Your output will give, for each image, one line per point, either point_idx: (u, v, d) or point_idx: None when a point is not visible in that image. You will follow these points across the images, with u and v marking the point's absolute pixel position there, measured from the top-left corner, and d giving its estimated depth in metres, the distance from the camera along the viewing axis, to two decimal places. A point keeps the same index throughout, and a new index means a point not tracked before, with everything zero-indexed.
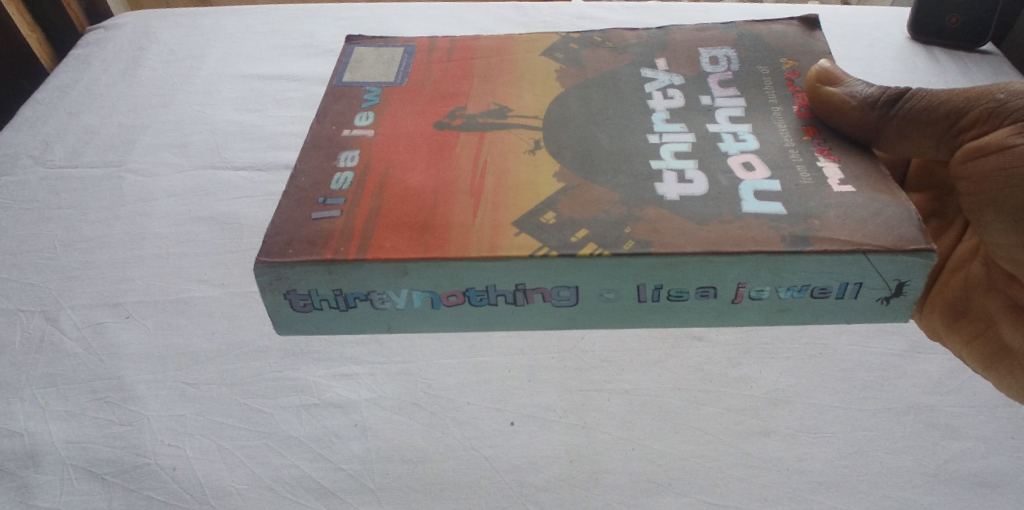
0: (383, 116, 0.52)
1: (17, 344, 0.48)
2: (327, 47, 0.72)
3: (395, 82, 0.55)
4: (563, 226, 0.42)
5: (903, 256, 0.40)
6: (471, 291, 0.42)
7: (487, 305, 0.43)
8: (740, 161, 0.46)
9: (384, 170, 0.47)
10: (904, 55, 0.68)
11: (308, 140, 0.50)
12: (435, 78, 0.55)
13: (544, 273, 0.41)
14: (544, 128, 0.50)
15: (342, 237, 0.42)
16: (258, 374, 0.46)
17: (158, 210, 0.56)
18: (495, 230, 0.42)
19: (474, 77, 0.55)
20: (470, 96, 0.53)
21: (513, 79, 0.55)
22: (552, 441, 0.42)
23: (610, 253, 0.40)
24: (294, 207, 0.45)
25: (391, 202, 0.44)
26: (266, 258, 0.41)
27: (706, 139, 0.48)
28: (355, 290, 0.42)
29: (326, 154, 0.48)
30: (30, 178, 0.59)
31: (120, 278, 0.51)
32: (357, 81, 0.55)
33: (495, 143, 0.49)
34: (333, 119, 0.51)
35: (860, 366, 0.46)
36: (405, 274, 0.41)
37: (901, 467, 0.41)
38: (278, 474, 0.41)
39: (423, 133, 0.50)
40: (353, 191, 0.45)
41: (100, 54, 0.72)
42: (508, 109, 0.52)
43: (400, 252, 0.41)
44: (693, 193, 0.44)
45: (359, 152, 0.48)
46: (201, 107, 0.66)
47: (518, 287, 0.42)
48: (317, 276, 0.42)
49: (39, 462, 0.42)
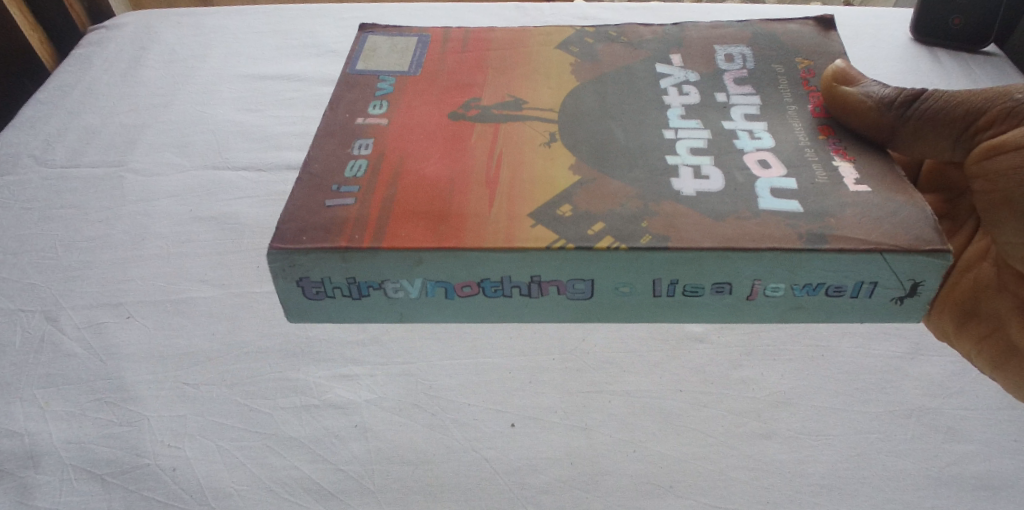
0: (397, 106, 0.52)
1: (17, 343, 0.47)
2: (329, 47, 0.72)
3: (409, 72, 0.55)
4: (580, 219, 0.42)
5: (919, 256, 0.40)
6: (486, 282, 0.42)
7: (501, 296, 0.43)
8: (755, 160, 0.46)
9: (398, 159, 0.47)
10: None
11: (321, 129, 0.49)
12: (450, 68, 0.55)
13: (560, 265, 0.41)
14: (559, 121, 0.50)
15: (357, 225, 0.42)
16: (258, 375, 0.46)
17: (160, 210, 0.56)
18: (511, 221, 0.42)
19: (489, 69, 0.55)
20: (486, 87, 0.53)
21: (529, 72, 0.55)
22: (553, 443, 0.42)
23: (627, 247, 0.40)
24: (308, 193, 0.45)
25: (406, 190, 0.44)
26: (280, 244, 0.41)
27: (719, 136, 0.48)
28: (368, 279, 0.42)
29: (340, 142, 0.48)
30: (31, 178, 0.59)
31: (121, 279, 0.51)
32: (371, 71, 0.55)
33: (511, 134, 0.49)
34: (347, 108, 0.51)
35: (862, 368, 0.45)
36: (416, 262, 0.41)
37: (901, 471, 0.41)
38: (278, 475, 0.41)
39: (435, 123, 0.50)
40: (367, 179, 0.45)
41: (101, 54, 0.72)
42: (523, 101, 0.52)
43: (415, 241, 0.41)
44: (707, 189, 0.44)
45: (373, 141, 0.48)
46: (202, 107, 0.66)
47: (533, 279, 0.42)
48: (331, 264, 0.41)
49: (39, 463, 0.42)
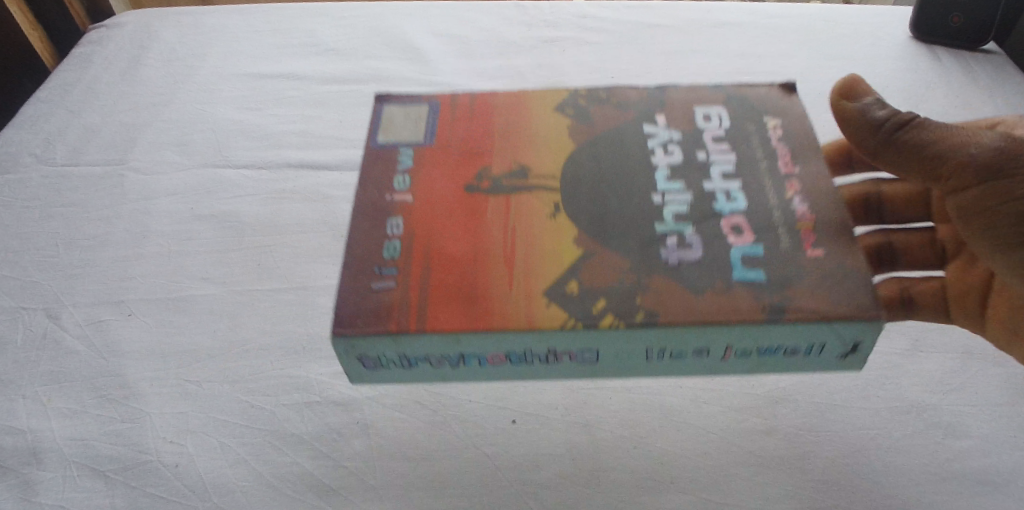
0: (418, 185, 0.43)
1: (18, 341, 0.48)
2: (328, 46, 0.72)
3: (427, 137, 0.46)
4: (590, 294, 0.38)
5: None
6: (516, 354, 0.38)
7: (527, 366, 0.39)
8: (774, 146, 0.44)
9: (436, 225, 0.41)
10: (900, 69, 0.69)
11: (353, 216, 0.41)
12: (470, 129, 0.46)
13: (601, 338, 0.37)
14: (588, 166, 0.44)
15: (404, 309, 0.38)
16: (259, 372, 0.46)
17: (161, 208, 0.56)
18: (537, 296, 0.38)
19: (510, 113, 0.47)
20: (527, 137, 0.46)
21: (537, 112, 0.47)
22: (553, 439, 0.43)
23: (682, 316, 0.37)
24: (353, 273, 0.39)
25: (445, 264, 0.39)
26: (341, 327, 0.37)
27: (734, 115, 0.46)
28: (417, 355, 0.38)
29: (369, 217, 0.42)
30: (32, 177, 0.59)
31: (122, 277, 0.51)
32: (389, 147, 0.45)
33: (543, 188, 0.43)
34: (371, 188, 0.43)
35: (861, 365, 0.46)
36: (462, 352, 0.38)
37: (900, 467, 0.41)
38: (280, 472, 0.42)
39: (466, 140, 0.46)
40: (411, 257, 0.40)
41: (101, 52, 0.72)
42: (538, 164, 0.44)
43: (456, 321, 0.37)
44: (724, 189, 0.42)
45: (404, 219, 0.42)
46: (202, 105, 0.66)
47: (557, 350, 0.38)
48: (381, 343, 0.38)
49: (42, 460, 0.42)
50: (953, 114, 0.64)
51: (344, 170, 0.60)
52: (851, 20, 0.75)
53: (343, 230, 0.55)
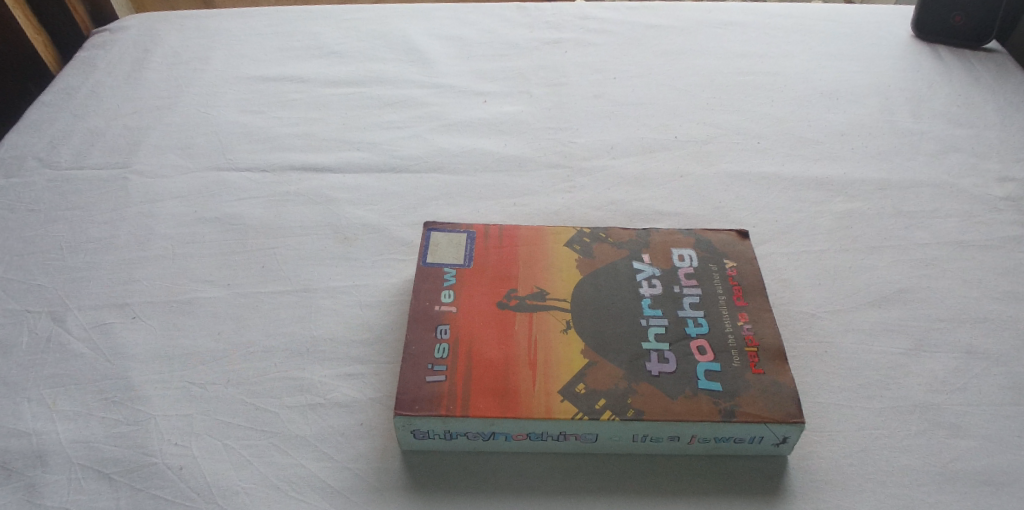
0: (469, 309, 0.45)
1: (23, 344, 0.48)
2: (332, 49, 0.73)
3: (478, 237, 0.49)
4: (654, 404, 0.40)
5: None
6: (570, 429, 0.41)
7: (577, 442, 0.41)
8: (731, 283, 0.47)
9: (495, 339, 0.43)
10: (901, 70, 0.69)
11: (413, 326, 0.44)
12: (524, 241, 0.49)
13: (655, 425, 0.40)
14: (641, 288, 0.46)
15: (463, 398, 0.40)
16: (263, 374, 0.46)
17: (165, 211, 0.56)
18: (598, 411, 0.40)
19: (561, 233, 0.50)
20: (568, 259, 0.48)
21: (588, 233, 0.50)
22: None
23: (718, 418, 0.40)
24: (413, 363, 0.42)
25: (507, 362, 0.42)
26: (406, 407, 0.40)
27: (703, 258, 0.48)
28: (470, 428, 0.41)
29: (425, 316, 0.44)
30: (36, 180, 0.59)
31: (126, 279, 0.51)
32: (435, 252, 0.48)
33: (596, 308, 0.45)
34: (426, 299, 0.45)
35: (865, 365, 0.46)
36: (497, 430, 0.41)
37: (906, 467, 0.41)
38: (285, 474, 0.42)
39: (495, 265, 0.48)
40: (467, 361, 0.42)
41: (104, 57, 0.72)
42: (596, 282, 0.47)
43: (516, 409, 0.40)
44: (691, 316, 0.45)
45: (459, 329, 0.44)
46: (205, 108, 0.66)
47: (616, 435, 0.41)
48: (443, 422, 0.40)
49: (47, 462, 0.42)
50: (953, 114, 0.64)
51: (347, 172, 0.60)
52: (852, 24, 0.75)
53: (346, 232, 0.55)
